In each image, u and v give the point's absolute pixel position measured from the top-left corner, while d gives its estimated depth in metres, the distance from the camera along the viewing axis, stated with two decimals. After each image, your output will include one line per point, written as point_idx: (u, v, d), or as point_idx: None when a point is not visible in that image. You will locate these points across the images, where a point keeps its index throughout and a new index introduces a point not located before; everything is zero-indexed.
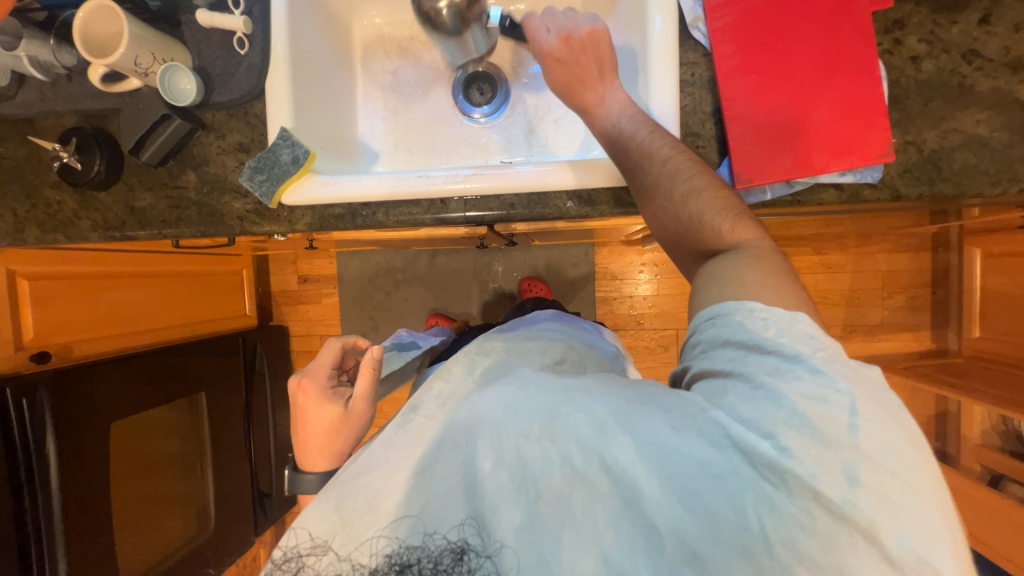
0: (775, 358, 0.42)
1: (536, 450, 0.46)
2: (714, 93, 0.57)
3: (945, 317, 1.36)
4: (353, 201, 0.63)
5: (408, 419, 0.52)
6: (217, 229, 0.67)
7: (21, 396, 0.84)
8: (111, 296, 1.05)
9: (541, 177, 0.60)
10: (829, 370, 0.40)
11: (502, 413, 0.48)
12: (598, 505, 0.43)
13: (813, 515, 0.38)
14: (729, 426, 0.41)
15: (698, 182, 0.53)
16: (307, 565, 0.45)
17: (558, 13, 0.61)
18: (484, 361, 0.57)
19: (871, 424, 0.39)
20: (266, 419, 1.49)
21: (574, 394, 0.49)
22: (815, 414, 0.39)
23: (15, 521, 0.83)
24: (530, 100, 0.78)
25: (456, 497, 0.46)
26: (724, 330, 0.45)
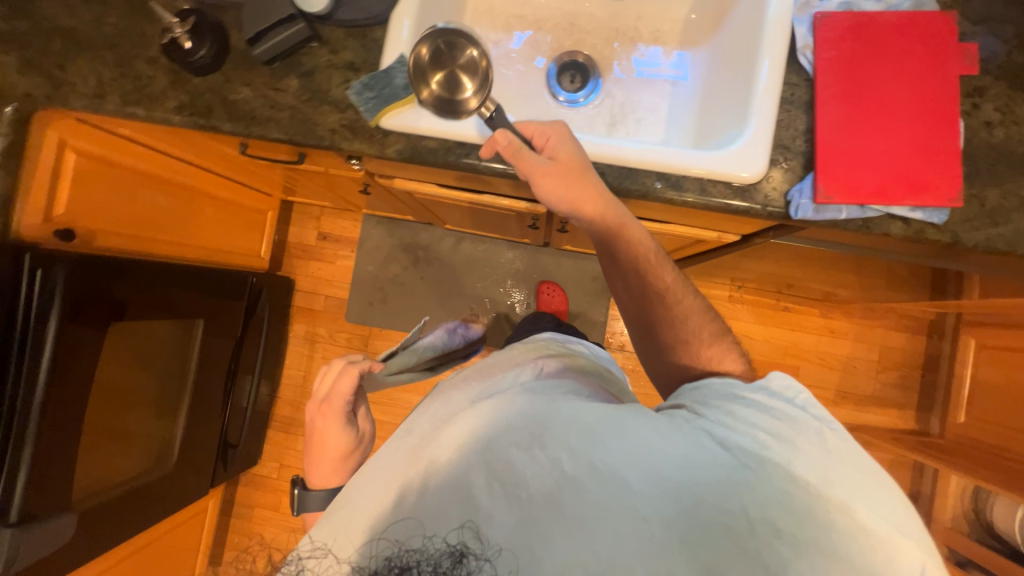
0: (725, 399, 0.56)
1: (527, 460, 0.46)
2: (809, 115, 0.62)
3: (931, 401, 1.43)
4: (449, 138, 0.66)
5: (400, 438, 0.54)
6: (307, 137, 0.67)
7: (38, 267, 0.78)
8: (144, 196, 1.01)
9: (638, 153, 0.62)
10: (788, 402, 0.54)
11: (494, 424, 0.50)
12: (584, 492, 0.45)
13: (790, 494, 0.47)
14: (716, 434, 0.51)
15: (696, 322, 0.68)
16: (308, 568, 0.45)
17: (545, 128, 0.62)
18: (475, 383, 0.58)
19: (792, 426, 0.52)
20: (253, 366, 1.43)
21: (552, 400, 0.53)
22: (781, 427, 0.52)
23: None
24: (617, 95, 0.82)
25: (450, 502, 0.45)
26: (706, 393, 0.59)
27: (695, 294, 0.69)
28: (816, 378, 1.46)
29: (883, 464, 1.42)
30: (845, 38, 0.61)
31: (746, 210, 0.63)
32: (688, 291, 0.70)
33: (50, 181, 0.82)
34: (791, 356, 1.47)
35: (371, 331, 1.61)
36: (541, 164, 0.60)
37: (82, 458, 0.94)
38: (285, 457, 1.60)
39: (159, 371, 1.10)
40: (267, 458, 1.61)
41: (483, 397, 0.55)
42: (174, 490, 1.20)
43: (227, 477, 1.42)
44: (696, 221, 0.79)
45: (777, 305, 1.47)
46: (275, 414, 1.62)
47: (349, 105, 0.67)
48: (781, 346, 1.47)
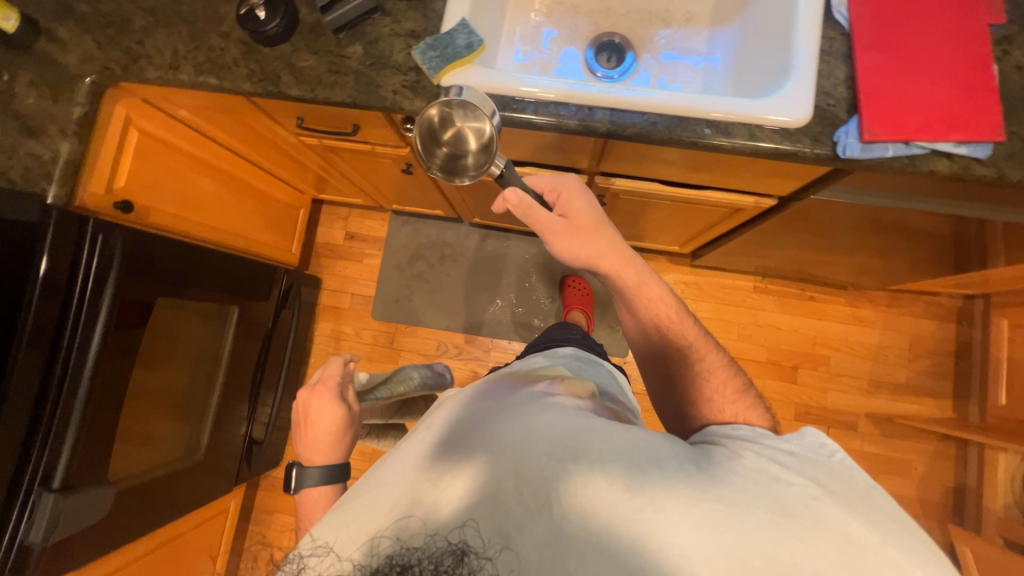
0: (753, 440, 0.50)
1: (558, 472, 0.43)
2: (848, 64, 0.67)
3: (968, 389, 1.40)
4: (506, 95, 0.70)
5: (422, 433, 0.51)
6: (371, 98, 0.71)
7: (100, 234, 0.79)
8: (193, 180, 1.05)
9: (688, 102, 0.66)
10: (837, 455, 0.48)
11: (527, 431, 0.46)
12: (601, 511, 0.41)
13: (844, 551, 0.39)
14: (761, 472, 0.45)
15: (718, 379, 0.66)
16: (309, 566, 0.43)
17: (560, 189, 0.67)
18: (503, 392, 0.56)
19: (835, 479, 0.45)
20: (281, 360, 1.42)
21: (577, 411, 0.49)
22: (831, 476, 0.45)
23: (46, 362, 0.74)
24: (653, 70, 0.87)
25: (472, 508, 0.42)
26: (740, 432, 0.53)
27: (718, 352, 0.69)
28: (849, 368, 1.44)
29: (925, 455, 1.38)
30: None
31: (793, 153, 0.65)
32: (710, 348, 0.69)
33: (114, 154, 0.85)
34: (821, 346, 1.45)
35: (396, 328, 1.61)
36: (553, 220, 0.65)
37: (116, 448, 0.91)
38: None
39: (194, 361, 1.09)
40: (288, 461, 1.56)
41: (513, 403, 0.52)
42: (201, 482, 1.16)
43: (250, 476, 1.38)
44: (736, 182, 0.81)
45: (804, 295, 1.48)
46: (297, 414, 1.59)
47: (410, 68, 0.72)
48: (811, 336, 1.46)
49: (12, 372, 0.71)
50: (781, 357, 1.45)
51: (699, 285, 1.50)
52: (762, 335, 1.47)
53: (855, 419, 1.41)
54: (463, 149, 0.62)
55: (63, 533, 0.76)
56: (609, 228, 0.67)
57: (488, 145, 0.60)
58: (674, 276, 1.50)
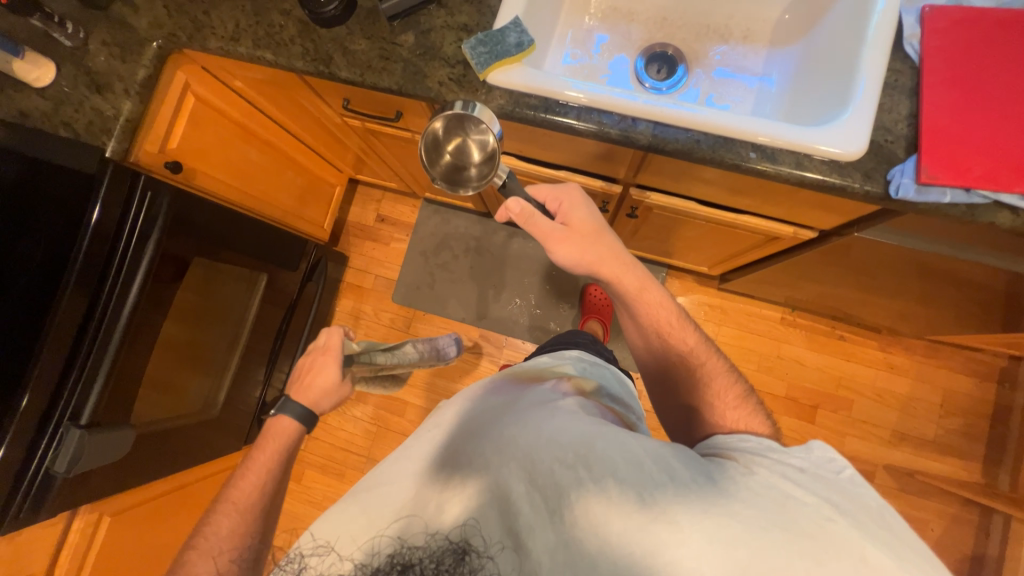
0: (765, 455, 0.50)
1: (571, 479, 0.45)
2: (912, 100, 0.63)
3: (1000, 455, 1.32)
4: (550, 97, 0.69)
5: (432, 431, 0.55)
6: (416, 87, 0.72)
7: (149, 189, 0.84)
8: (240, 148, 1.09)
9: (736, 122, 0.64)
10: (847, 474, 0.49)
11: (539, 437, 0.49)
12: (587, 524, 0.44)
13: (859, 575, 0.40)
14: (775, 490, 0.45)
15: (720, 384, 0.66)
16: (309, 565, 0.48)
17: (560, 195, 0.69)
18: (509, 394, 0.59)
19: (852, 501, 0.45)
20: (301, 332, 1.46)
21: (564, 423, 0.50)
22: (844, 496, 0.46)
23: (90, 300, 0.79)
24: (703, 86, 0.85)
25: (489, 512, 0.46)
26: (750, 444, 0.54)
27: (718, 355, 0.69)
28: (872, 415, 1.38)
29: (943, 516, 1.30)
30: (954, 31, 0.63)
31: (841, 187, 0.63)
32: (710, 350, 0.69)
33: (169, 115, 0.89)
34: (845, 388, 1.39)
35: (414, 314, 1.63)
36: (556, 228, 0.67)
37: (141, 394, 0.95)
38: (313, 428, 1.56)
39: (218, 322, 1.13)
40: None
41: (523, 407, 0.54)
42: (214, 438, 1.21)
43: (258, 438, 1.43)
44: (776, 210, 0.79)
45: (833, 333, 1.42)
46: None
47: (459, 61, 0.72)
48: (835, 377, 1.40)
49: (58, 312, 0.75)
50: (801, 394, 1.40)
51: (724, 309, 1.46)
52: (784, 369, 1.42)
53: (872, 469, 1.35)
54: (466, 159, 0.67)
55: (85, 467, 0.79)
56: (608, 233, 0.69)
57: (491, 156, 0.65)
58: (698, 296, 1.47)
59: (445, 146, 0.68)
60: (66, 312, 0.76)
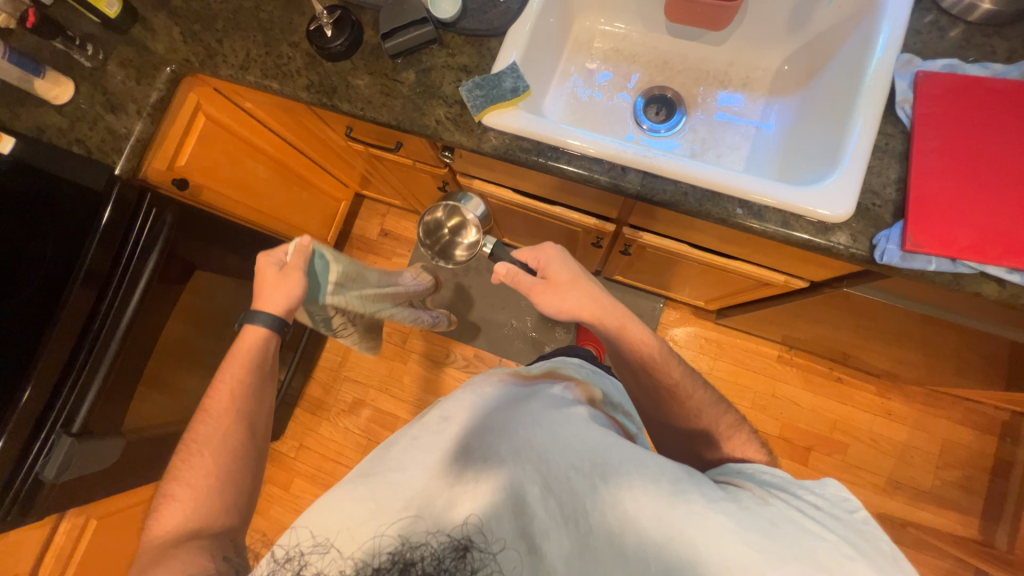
0: (780, 490, 0.52)
1: (588, 487, 0.47)
2: (902, 164, 0.64)
3: (999, 511, 1.28)
4: (543, 142, 0.71)
5: (440, 422, 0.54)
6: (414, 124, 0.74)
7: (154, 206, 0.88)
8: (248, 164, 1.12)
9: (724, 177, 0.65)
10: (863, 513, 0.50)
11: (556, 444, 0.50)
12: (598, 532, 0.45)
13: None
14: (795, 520, 0.46)
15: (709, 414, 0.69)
16: (309, 564, 0.45)
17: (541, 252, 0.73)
18: (521, 395, 0.59)
19: (868, 543, 0.46)
20: (299, 343, 1.46)
21: (579, 432, 0.52)
22: (860, 535, 0.47)
23: (92, 307, 0.80)
24: (700, 130, 0.85)
25: (506, 513, 0.46)
26: (766, 476, 0.55)
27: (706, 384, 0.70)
28: (867, 461, 1.35)
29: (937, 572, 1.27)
30: (947, 98, 0.64)
31: (826, 248, 0.63)
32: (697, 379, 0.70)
33: (180, 135, 0.93)
34: (840, 433, 1.37)
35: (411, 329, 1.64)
36: (537, 285, 0.70)
37: (140, 395, 0.94)
38: (306, 438, 1.56)
39: (218, 331, 1.13)
40: (288, 436, 1.57)
41: (539, 411, 0.55)
42: None
43: None
44: (767, 259, 0.79)
45: (830, 375, 1.40)
46: (304, 394, 1.60)
47: (456, 101, 0.74)
48: (830, 419, 1.38)
49: (59, 318, 0.76)
50: (794, 435, 1.38)
51: (720, 343, 1.45)
52: (778, 408, 1.40)
53: None
54: (458, 237, 0.85)
55: (73, 474, 0.80)
56: (589, 282, 0.70)
57: (475, 245, 0.83)
58: (694, 329, 1.46)
59: (446, 222, 0.86)
60: (69, 318, 0.77)
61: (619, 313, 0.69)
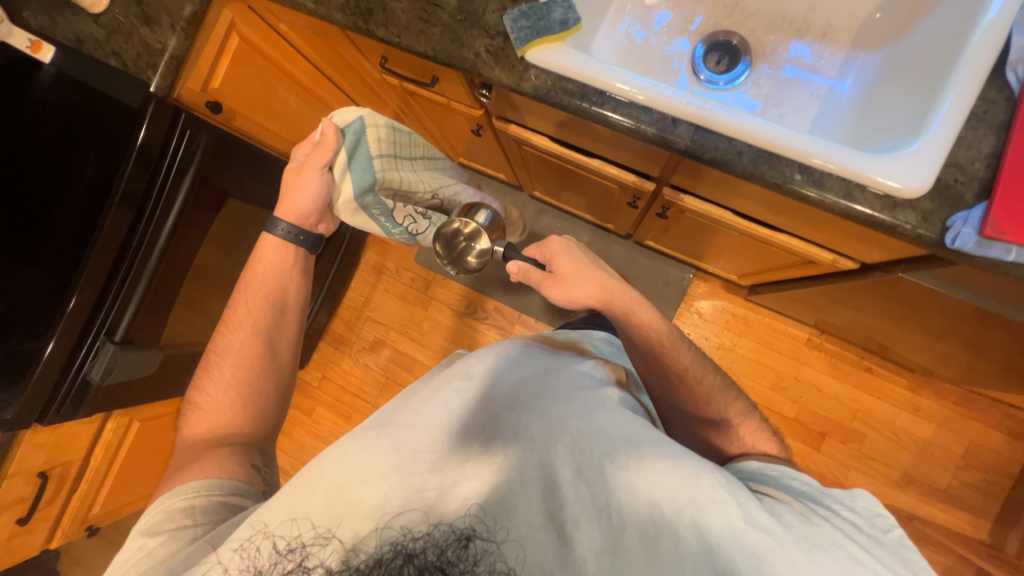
0: (819, 505, 0.53)
1: (623, 480, 0.49)
2: (999, 137, 0.58)
3: (1015, 518, 1.25)
4: (589, 85, 0.65)
5: (471, 390, 0.57)
6: (452, 56, 0.69)
7: (188, 128, 0.87)
8: (281, 93, 1.10)
9: (785, 138, 0.58)
10: (888, 523, 0.52)
11: (589, 428, 0.53)
12: (630, 528, 0.47)
13: None
14: (841, 545, 0.47)
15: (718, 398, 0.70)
16: (311, 554, 0.47)
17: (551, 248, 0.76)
18: (551, 376, 0.61)
19: (914, 571, 0.48)
20: (325, 279, 1.49)
21: (613, 420, 0.54)
22: (893, 552, 0.49)
23: (131, 223, 0.82)
24: (765, 84, 0.77)
25: (536, 493, 0.49)
26: (798, 484, 0.56)
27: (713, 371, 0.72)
28: (883, 454, 1.32)
29: (936, 566, 1.26)
30: None
31: (891, 226, 0.57)
32: (704, 367, 0.72)
33: (214, 55, 0.90)
34: (860, 423, 1.33)
35: (433, 277, 1.64)
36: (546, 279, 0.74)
37: (175, 314, 0.99)
38: (328, 370, 1.64)
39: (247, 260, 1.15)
40: (311, 366, 1.65)
41: (570, 396, 0.57)
42: None
43: None
44: (818, 234, 0.73)
45: (860, 364, 1.34)
46: (329, 329, 1.66)
47: (499, 32, 0.68)
48: (852, 408, 1.34)
49: (100, 234, 0.78)
50: (811, 420, 1.35)
51: (747, 320, 1.40)
52: (798, 391, 1.37)
53: None
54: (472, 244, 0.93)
55: (116, 379, 0.86)
56: (595, 270, 0.73)
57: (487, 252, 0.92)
58: (721, 303, 1.41)
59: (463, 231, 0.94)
60: (110, 231, 0.79)
61: (629, 302, 0.72)
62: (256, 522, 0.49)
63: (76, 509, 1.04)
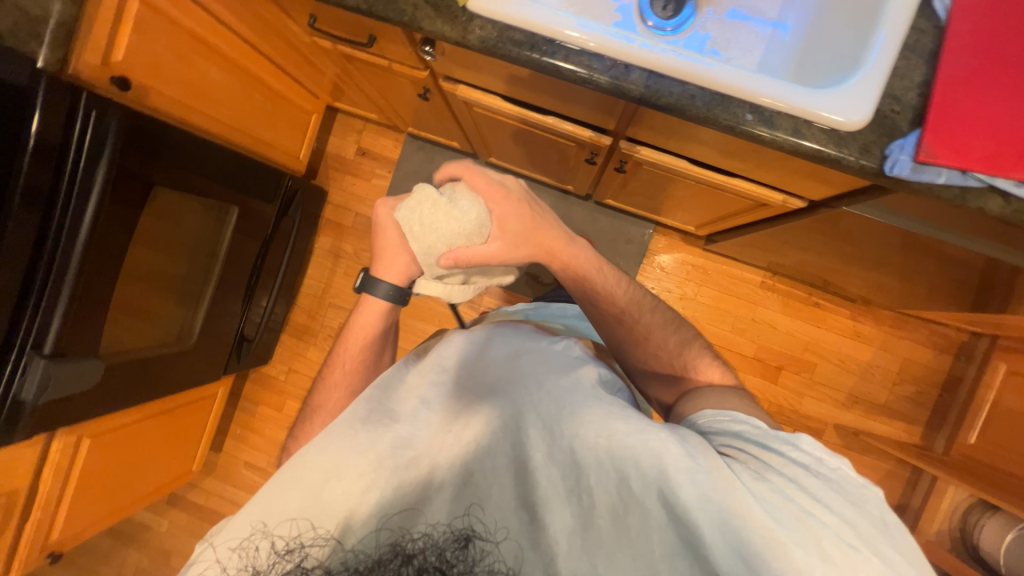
0: (768, 451, 0.53)
1: (593, 459, 0.49)
2: (929, 65, 0.61)
3: (942, 421, 1.41)
4: (537, 33, 0.62)
5: (443, 381, 0.57)
6: (388, 8, 0.64)
7: (93, 108, 0.73)
8: (199, 64, 0.98)
9: (735, 79, 0.59)
10: (836, 465, 0.52)
11: (559, 410, 0.53)
12: (600, 506, 0.48)
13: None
14: (790, 495, 0.48)
15: (683, 345, 0.73)
16: (310, 555, 0.45)
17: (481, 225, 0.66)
18: (525, 357, 0.61)
19: (860, 510, 0.48)
20: (277, 269, 1.38)
21: (585, 398, 0.54)
22: (846, 500, 0.49)
23: (39, 221, 0.71)
24: (711, 27, 0.76)
25: (509, 480, 0.49)
26: (744, 429, 0.56)
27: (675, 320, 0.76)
28: (832, 379, 1.44)
29: (879, 472, 1.43)
30: None
31: (837, 160, 0.59)
32: (666, 317, 0.75)
33: (114, 20, 0.79)
34: (810, 353, 1.44)
35: None
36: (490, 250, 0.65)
37: (110, 318, 0.90)
38: (295, 362, 1.58)
39: (187, 256, 1.06)
40: (276, 360, 1.59)
41: (540, 379, 0.57)
42: (197, 366, 1.19)
43: (238, 370, 1.40)
44: (771, 176, 0.75)
45: (809, 300, 1.44)
46: (289, 320, 1.60)
47: None
48: (803, 341, 1.44)
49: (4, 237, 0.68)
50: (768, 355, 1.45)
51: (706, 270, 1.45)
52: (755, 331, 1.45)
53: (823, 427, 1.43)
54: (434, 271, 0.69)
55: (53, 395, 0.79)
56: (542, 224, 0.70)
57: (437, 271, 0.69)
58: (681, 255, 1.46)
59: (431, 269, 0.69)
60: (15, 236, 0.69)
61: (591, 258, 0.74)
62: (255, 520, 0.48)
63: (34, 538, 0.97)
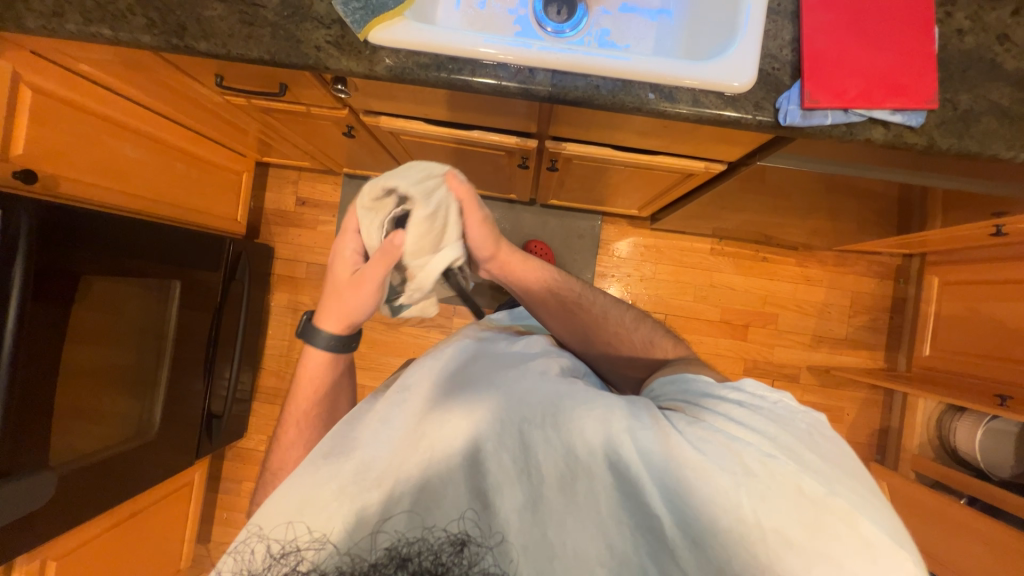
0: (712, 399, 0.55)
1: (541, 439, 0.49)
2: (794, 23, 0.68)
3: (899, 341, 1.51)
4: (441, 54, 0.64)
5: (400, 396, 0.54)
6: (291, 55, 0.65)
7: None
8: (110, 143, 0.96)
9: (631, 65, 0.63)
10: (774, 400, 0.54)
11: (506, 399, 0.52)
12: (549, 480, 0.48)
13: (800, 500, 0.45)
14: (726, 433, 0.49)
15: (641, 329, 0.76)
16: (307, 558, 0.45)
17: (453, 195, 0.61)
18: (478, 356, 0.61)
19: (794, 435, 0.50)
20: (234, 336, 1.31)
21: (534, 383, 0.54)
22: (781, 428, 0.50)
23: None
24: (604, 22, 0.82)
25: (462, 476, 0.48)
26: (691, 385, 0.59)
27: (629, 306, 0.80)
28: (795, 325, 1.52)
29: (857, 402, 1.51)
30: None
31: (737, 120, 0.65)
32: (621, 306, 0.79)
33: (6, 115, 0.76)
34: (771, 305, 1.52)
35: None
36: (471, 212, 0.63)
37: (58, 424, 0.83)
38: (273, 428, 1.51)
39: (133, 341, 1.00)
40: (252, 431, 1.51)
41: (490, 374, 0.56)
42: (164, 454, 1.12)
43: (212, 450, 1.32)
44: (687, 147, 0.81)
45: (757, 257, 1.52)
46: (259, 386, 1.53)
47: (334, 21, 0.65)
48: (762, 296, 1.52)
49: None
50: (732, 315, 1.51)
51: (659, 248, 1.51)
52: (717, 296, 1.52)
53: (798, 372, 1.50)
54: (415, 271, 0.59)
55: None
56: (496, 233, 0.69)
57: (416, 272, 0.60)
58: (633, 240, 1.51)
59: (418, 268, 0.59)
60: None
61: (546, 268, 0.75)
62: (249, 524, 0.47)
63: None
